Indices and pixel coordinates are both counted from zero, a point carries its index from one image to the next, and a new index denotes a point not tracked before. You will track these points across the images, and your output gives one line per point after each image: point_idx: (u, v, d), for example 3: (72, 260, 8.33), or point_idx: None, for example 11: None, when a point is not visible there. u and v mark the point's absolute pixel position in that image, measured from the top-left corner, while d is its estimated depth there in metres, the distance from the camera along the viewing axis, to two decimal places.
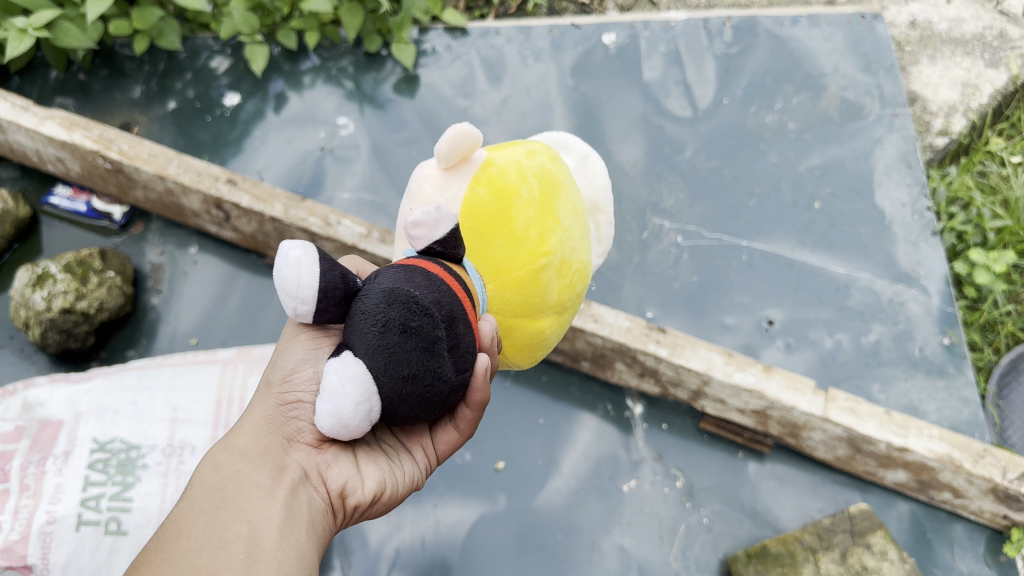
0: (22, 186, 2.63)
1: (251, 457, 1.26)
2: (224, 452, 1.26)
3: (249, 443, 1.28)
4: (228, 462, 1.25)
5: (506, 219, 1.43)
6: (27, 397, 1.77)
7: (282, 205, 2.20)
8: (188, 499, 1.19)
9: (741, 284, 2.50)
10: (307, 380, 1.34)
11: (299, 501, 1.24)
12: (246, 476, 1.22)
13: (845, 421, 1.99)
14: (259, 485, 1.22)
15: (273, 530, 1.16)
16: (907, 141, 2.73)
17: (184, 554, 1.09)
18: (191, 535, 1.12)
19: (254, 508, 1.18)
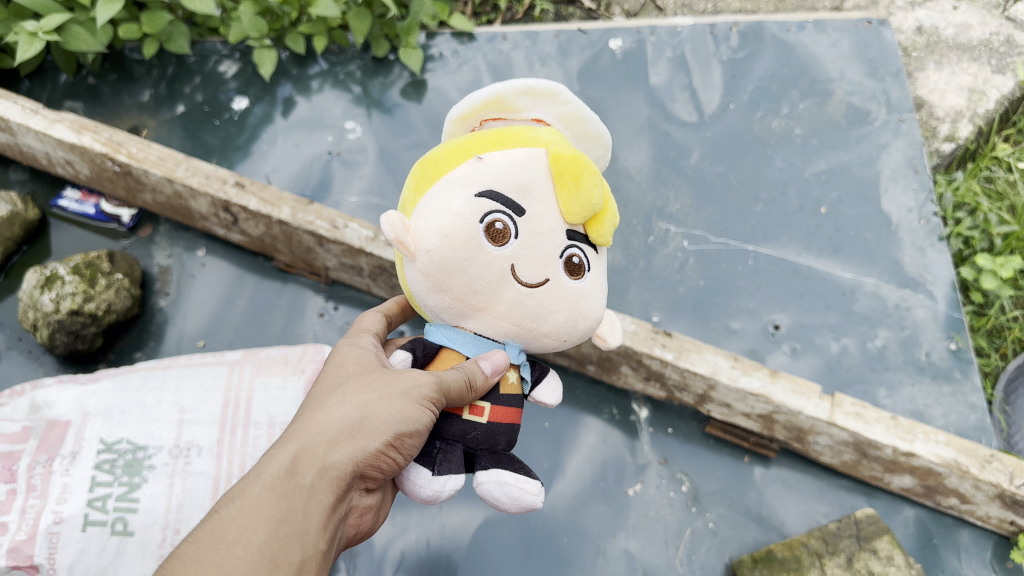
0: (32, 189, 2.65)
1: (326, 475, 1.26)
2: (307, 459, 1.25)
3: (333, 462, 1.27)
4: (307, 471, 1.25)
5: (438, 175, 1.37)
6: (35, 398, 1.78)
7: (289, 208, 2.21)
8: (255, 495, 1.20)
9: (747, 288, 2.50)
10: (409, 445, 1.32)
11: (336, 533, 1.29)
12: (315, 497, 1.24)
13: (851, 426, 1.99)
14: (322, 514, 1.24)
15: (311, 574, 1.21)
16: (914, 146, 2.73)
17: (238, 565, 1.13)
18: (251, 549, 1.14)
19: (308, 537, 1.21)
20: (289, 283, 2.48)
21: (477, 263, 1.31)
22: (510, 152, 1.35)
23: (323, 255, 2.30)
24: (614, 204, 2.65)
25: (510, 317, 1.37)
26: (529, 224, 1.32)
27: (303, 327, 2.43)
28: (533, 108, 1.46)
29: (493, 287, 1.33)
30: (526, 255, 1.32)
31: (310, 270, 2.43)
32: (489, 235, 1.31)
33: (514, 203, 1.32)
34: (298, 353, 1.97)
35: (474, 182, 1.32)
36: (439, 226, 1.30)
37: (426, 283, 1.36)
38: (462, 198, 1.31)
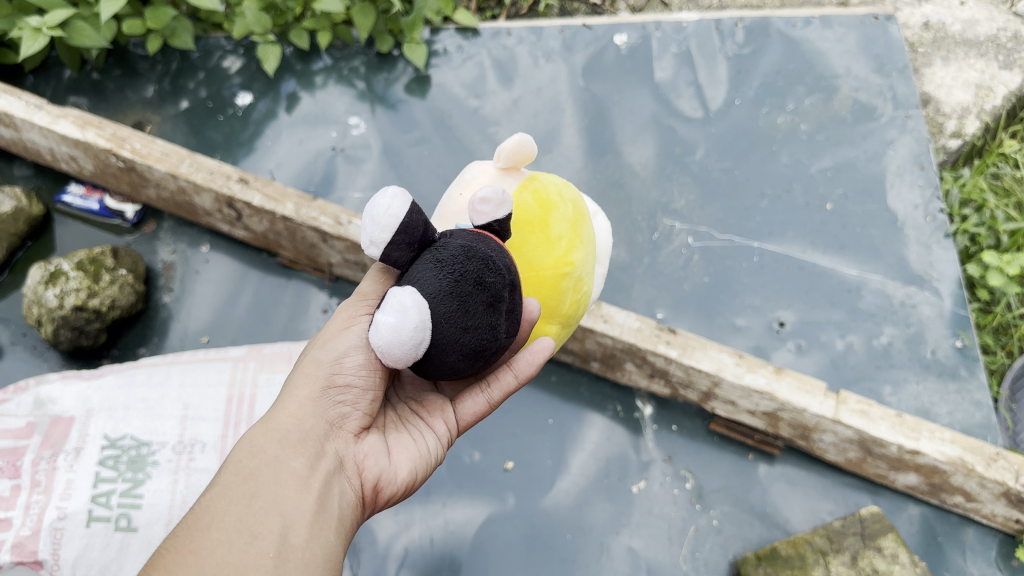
0: (36, 185, 2.65)
1: (288, 440, 1.29)
2: (263, 434, 1.29)
3: (289, 426, 1.30)
4: (268, 445, 1.28)
5: None
6: (39, 393, 1.78)
7: (293, 205, 2.20)
8: (221, 483, 1.23)
9: (752, 285, 2.49)
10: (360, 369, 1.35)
11: (333, 492, 1.28)
12: (281, 463, 1.26)
13: (856, 423, 1.98)
14: (295, 475, 1.25)
15: (302, 532, 1.20)
16: (920, 143, 2.71)
17: (215, 546, 1.15)
18: (223, 528, 1.17)
19: (287, 499, 1.22)
20: (293, 279, 2.48)
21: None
22: None
23: (326, 252, 2.30)
24: (619, 201, 2.64)
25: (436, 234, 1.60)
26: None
27: (306, 324, 2.42)
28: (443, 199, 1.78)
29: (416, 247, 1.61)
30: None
31: (314, 267, 2.43)
32: None
33: None
34: (302, 349, 1.97)
35: None
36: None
37: None
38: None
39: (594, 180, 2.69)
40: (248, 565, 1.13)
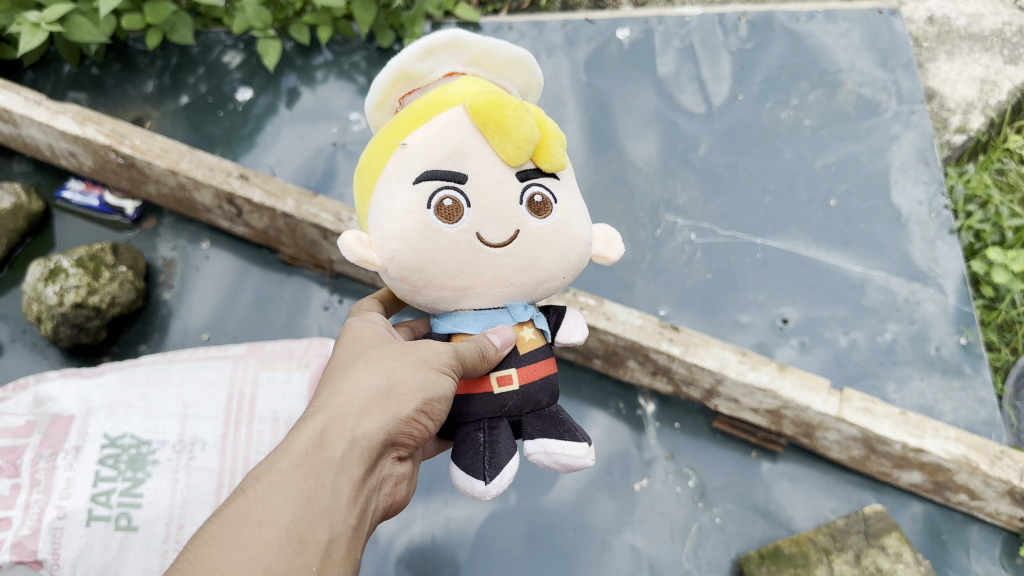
0: (36, 181, 2.63)
1: (355, 447, 1.24)
2: (336, 433, 1.23)
3: (362, 435, 1.25)
4: (337, 444, 1.22)
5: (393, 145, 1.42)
6: (39, 391, 1.77)
7: (293, 201, 2.20)
8: (283, 471, 1.16)
9: (755, 281, 2.48)
10: (435, 409, 1.35)
11: (369, 513, 1.25)
12: (345, 470, 1.21)
13: (860, 421, 1.97)
14: (353, 488, 1.20)
15: (343, 551, 1.16)
16: (924, 138, 2.70)
17: (266, 547, 1.08)
18: (280, 527, 1.10)
19: (341, 511, 1.17)
20: (294, 276, 2.46)
21: (443, 249, 1.36)
22: (428, 127, 1.38)
23: (327, 248, 2.29)
24: (621, 197, 2.63)
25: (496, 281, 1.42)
26: (477, 187, 1.35)
27: (307, 321, 2.41)
28: (439, 65, 1.47)
29: (468, 259, 1.38)
30: (485, 219, 1.35)
31: (315, 263, 2.42)
32: (441, 214, 1.35)
33: (452, 173, 1.35)
34: (302, 348, 1.96)
35: (407, 172, 1.37)
36: (394, 230, 1.35)
37: (407, 286, 1.44)
38: (403, 194, 1.36)
39: (596, 176, 2.68)
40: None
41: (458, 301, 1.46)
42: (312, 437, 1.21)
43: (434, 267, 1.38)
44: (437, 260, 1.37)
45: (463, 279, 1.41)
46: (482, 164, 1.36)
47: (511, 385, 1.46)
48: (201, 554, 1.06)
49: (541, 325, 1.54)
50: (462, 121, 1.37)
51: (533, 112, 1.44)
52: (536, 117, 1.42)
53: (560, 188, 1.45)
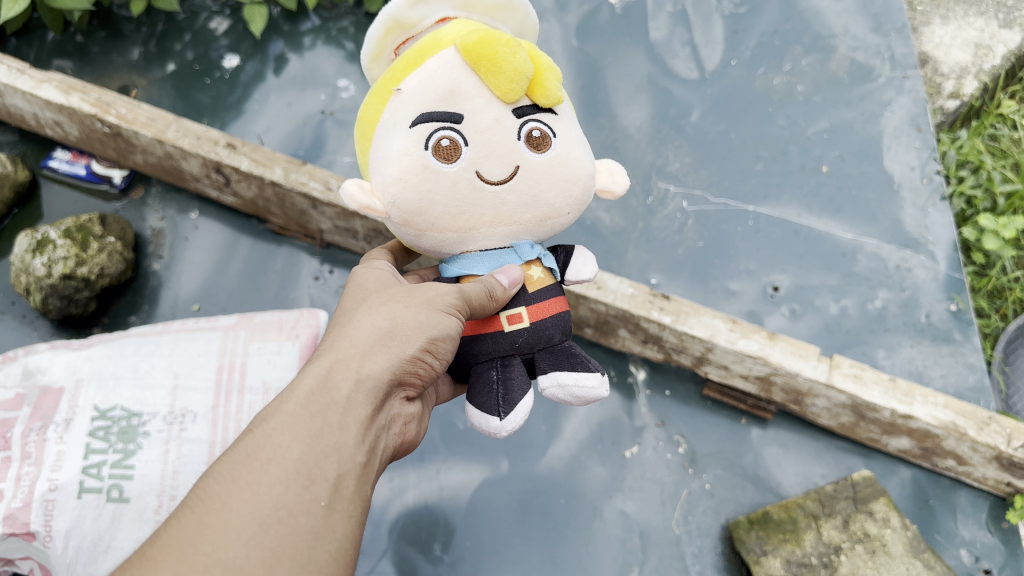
0: (21, 151, 2.60)
1: (360, 387, 1.25)
2: (339, 373, 1.25)
3: (365, 373, 1.27)
4: (341, 385, 1.24)
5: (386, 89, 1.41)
6: (28, 364, 1.77)
7: (281, 169, 2.20)
8: (289, 410, 1.18)
9: (746, 249, 2.48)
10: (441, 349, 1.36)
11: (378, 449, 1.27)
12: (350, 408, 1.22)
13: (849, 388, 2.00)
14: (359, 425, 1.22)
15: (353, 486, 1.18)
16: (918, 103, 2.68)
17: (274, 482, 1.10)
18: (286, 462, 1.12)
19: (348, 448, 1.19)
20: (284, 246, 2.45)
21: (443, 190, 1.36)
22: (422, 70, 1.37)
23: (317, 218, 2.30)
24: (613, 164, 2.61)
25: (500, 219, 1.42)
26: (473, 127, 1.35)
27: (298, 291, 2.41)
28: (431, 12, 1.44)
29: (469, 199, 1.38)
30: (483, 156, 1.35)
31: (305, 233, 2.41)
32: (439, 154, 1.35)
33: (448, 114, 1.35)
34: (292, 319, 1.96)
35: (404, 117, 1.36)
36: (393, 174, 1.36)
37: (411, 228, 1.44)
38: (401, 138, 1.36)
39: (587, 143, 2.66)
40: (302, 512, 1.09)
41: (465, 242, 1.47)
42: (317, 378, 1.23)
43: (436, 209, 1.39)
44: (437, 202, 1.38)
45: (465, 220, 1.41)
46: (478, 104, 1.35)
47: (522, 323, 1.46)
48: (210, 492, 1.08)
49: (550, 263, 1.54)
50: (455, 62, 1.36)
51: (527, 47, 1.42)
52: (528, 53, 1.40)
53: (559, 122, 1.44)
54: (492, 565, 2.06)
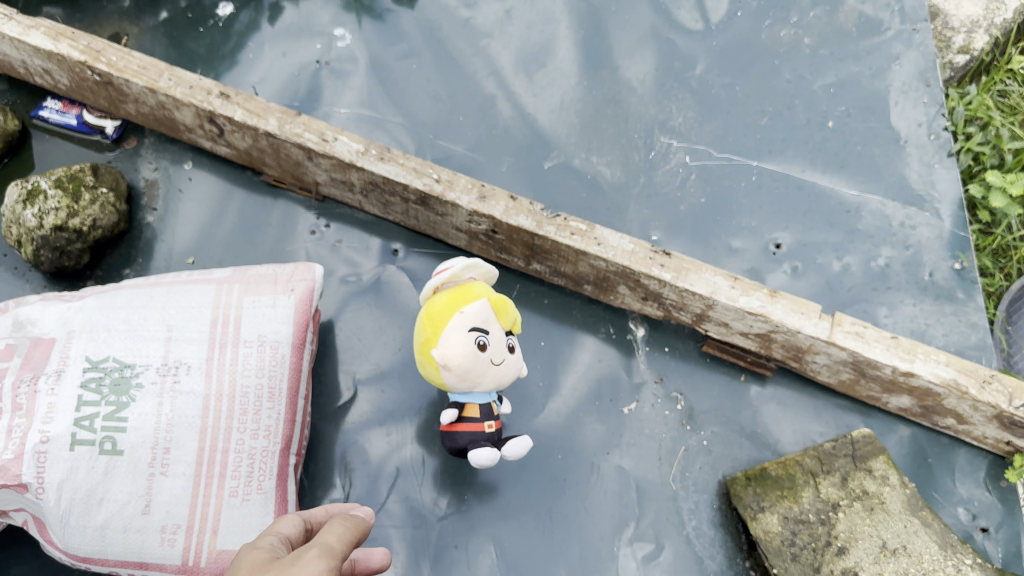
0: (10, 100, 2.53)
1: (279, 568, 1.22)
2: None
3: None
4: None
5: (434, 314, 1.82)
6: (19, 315, 1.76)
7: (276, 120, 2.17)
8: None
9: (749, 206, 2.44)
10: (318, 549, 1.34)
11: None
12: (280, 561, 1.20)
13: (850, 345, 1.99)
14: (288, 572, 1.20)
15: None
16: (926, 58, 2.63)
17: None
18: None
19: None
20: (280, 199, 2.42)
21: (479, 368, 1.82)
22: (469, 309, 1.80)
23: (312, 170, 2.26)
24: (615, 117, 2.57)
25: (491, 380, 1.88)
26: (495, 349, 1.85)
27: (295, 245, 2.38)
28: (466, 272, 1.86)
29: (483, 373, 1.84)
30: (500, 344, 1.85)
31: (301, 185, 2.38)
32: (480, 344, 1.81)
33: (484, 331, 1.82)
34: (287, 271, 1.92)
35: (462, 327, 1.79)
36: (458, 348, 1.78)
37: (453, 375, 1.82)
38: (461, 337, 1.78)
39: (589, 96, 2.61)
40: None
41: (477, 387, 1.88)
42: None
43: (485, 356, 1.82)
44: (486, 356, 1.82)
45: (496, 368, 1.86)
46: (501, 334, 1.87)
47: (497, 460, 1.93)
48: None
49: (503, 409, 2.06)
50: (487, 310, 1.83)
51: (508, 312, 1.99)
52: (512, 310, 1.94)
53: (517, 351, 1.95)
54: (489, 520, 2.05)
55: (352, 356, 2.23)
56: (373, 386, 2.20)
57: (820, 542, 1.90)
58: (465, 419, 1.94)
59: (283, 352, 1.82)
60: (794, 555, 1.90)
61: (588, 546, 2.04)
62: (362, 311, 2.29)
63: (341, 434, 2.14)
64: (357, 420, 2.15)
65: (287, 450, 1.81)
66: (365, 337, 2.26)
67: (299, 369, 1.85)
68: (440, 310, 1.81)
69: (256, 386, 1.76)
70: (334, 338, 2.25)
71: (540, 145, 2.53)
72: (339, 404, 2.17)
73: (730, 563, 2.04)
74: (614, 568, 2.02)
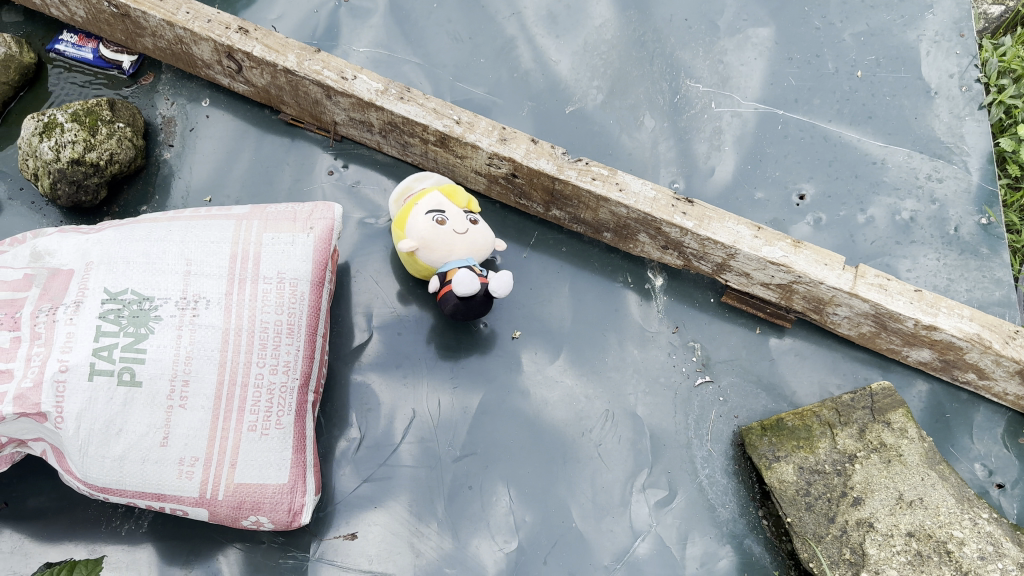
0: (27, 32, 2.50)
1: None
2: None
3: None
4: None
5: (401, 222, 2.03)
6: (37, 246, 1.75)
7: (295, 56, 2.13)
8: None
9: (774, 155, 2.40)
10: None
11: None
12: None
13: (874, 297, 1.97)
14: None
15: None
16: (960, 7, 2.56)
17: None
18: None
19: None
20: (298, 139, 2.39)
21: (443, 235, 1.98)
22: (421, 200, 2.02)
23: (331, 109, 2.24)
24: (640, 62, 2.52)
25: (464, 249, 2.01)
26: (454, 221, 1.99)
27: (312, 185, 2.35)
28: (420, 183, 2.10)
29: (451, 241, 1.99)
30: (458, 221, 2.00)
31: (319, 125, 2.36)
32: (435, 220, 1.98)
33: (436, 210, 1.99)
34: (306, 210, 1.91)
35: (416, 216, 1.99)
36: (417, 230, 1.98)
37: (427, 253, 2.00)
38: (418, 224, 1.98)
39: (613, 40, 2.55)
40: None
41: (453, 256, 2.00)
42: None
43: (447, 228, 1.98)
44: (447, 228, 1.98)
45: (464, 237, 2.00)
46: (459, 212, 2.02)
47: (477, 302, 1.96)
48: None
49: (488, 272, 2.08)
50: (437, 196, 2.04)
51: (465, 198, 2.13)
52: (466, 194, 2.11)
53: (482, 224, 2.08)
54: (503, 463, 2.04)
55: (368, 298, 2.22)
56: (390, 328, 2.19)
57: (835, 493, 1.90)
58: (449, 282, 1.99)
59: (302, 290, 1.80)
60: (808, 505, 1.90)
61: (601, 491, 2.03)
62: (379, 253, 2.27)
63: (356, 375, 2.13)
64: (373, 361, 2.15)
65: (305, 387, 1.82)
66: (381, 279, 2.24)
67: (318, 307, 1.84)
68: (404, 214, 2.03)
69: (275, 322, 1.75)
70: (351, 280, 2.24)
71: (561, 89, 2.49)
72: (356, 344, 2.17)
73: (742, 511, 2.03)
74: (626, 513, 2.01)
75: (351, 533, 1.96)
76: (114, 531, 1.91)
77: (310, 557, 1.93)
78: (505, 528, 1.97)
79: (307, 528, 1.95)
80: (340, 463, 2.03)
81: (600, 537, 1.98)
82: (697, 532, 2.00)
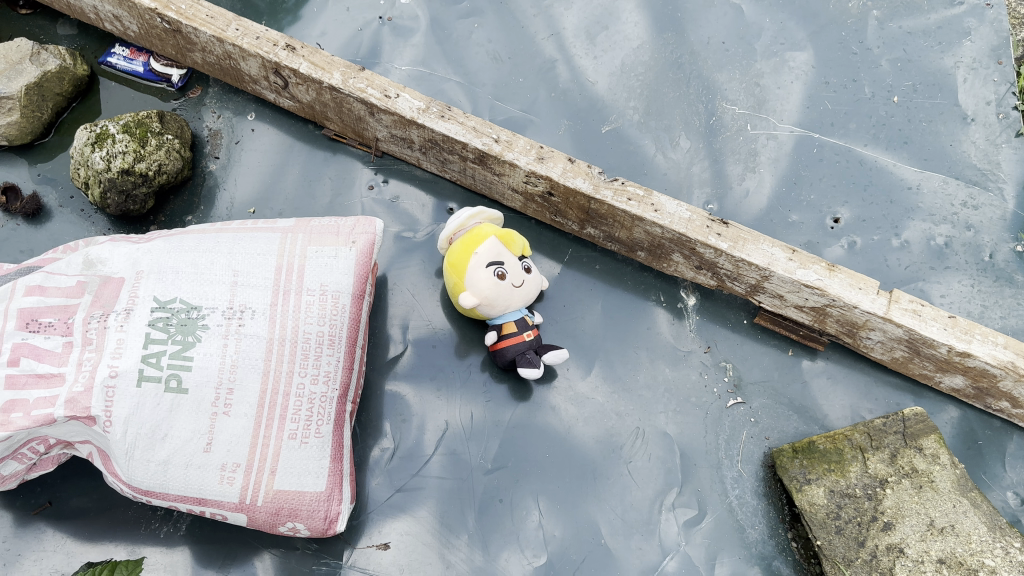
0: (80, 45, 2.58)
1: None
2: None
3: None
4: None
5: (455, 265, 2.04)
6: (89, 254, 1.80)
7: (340, 74, 2.19)
8: None
9: (809, 178, 2.41)
10: None
11: None
12: None
13: (907, 322, 1.98)
14: None
15: None
16: (999, 34, 2.58)
17: None
18: None
19: None
20: (339, 154, 2.44)
21: (504, 295, 2.03)
22: (479, 250, 2.02)
23: (373, 125, 2.29)
24: (676, 83, 2.55)
25: (519, 304, 2.08)
26: (513, 276, 2.04)
27: (352, 199, 2.39)
28: (468, 224, 2.08)
29: (509, 300, 2.05)
30: (514, 275, 2.04)
31: (361, 141, 2.42)
32: (496, 276, 2.01)
33: (496, 263, 2.02)
34: (349, 224, 1.96)
35: (477, 267, 2.01)
36: (479, 287, 2.01)
37: (486, 307, 2.05)
38: (480, 278, 2.01)
39: (651, 62, 2.59)
40: None
41: (509, 309, 2.07)
42: None
43: (507, 283, 2.02)
44: (508, 283, 2.02)
45: (520, 290, 2.06)
46: (515, 262, 2.06)
47: (539, 359, 2.07)
48: None
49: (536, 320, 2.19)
50: (494, 245, 2.04)
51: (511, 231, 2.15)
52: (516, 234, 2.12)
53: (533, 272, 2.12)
54: (533, 478, 2.07)
55: (404, 311, 2.26)
56: (424, 341, 2.22)
57: (866, 517, 1.90)
58: (505, 337, 2.09)
59: (344, 302, 1.86)
60: (838, 528, 1.90)
61: (629, 508, 2.05)
62: (415, 267, 2.31)
63: (390, 386, 2.17)
64: (407, 373, 2.18)
65: (343, 397, 1.87)
66: (418, 293, 2.29)
67: (358, 320, 1.89)
68: (460, 257, 2.03)
69: (317, 333, 1.81)
70: (388, 293, 2.28)
71: (599, 109, 2.53)
72: (391, 356, 2.20)
73: (771, 533, 2.04)
74: (655, 532, 2.02)
75: (384, 543, 1.99)
76: (153, 533, 1.96)
77: (343, 564, 1.96)
78: (535, 542, 2.00)
79: (341, 536, 1.99)
80: (374, 472, 2.07)
81: (629, 554, 2.00)
82: (726, 552, 2.01)
